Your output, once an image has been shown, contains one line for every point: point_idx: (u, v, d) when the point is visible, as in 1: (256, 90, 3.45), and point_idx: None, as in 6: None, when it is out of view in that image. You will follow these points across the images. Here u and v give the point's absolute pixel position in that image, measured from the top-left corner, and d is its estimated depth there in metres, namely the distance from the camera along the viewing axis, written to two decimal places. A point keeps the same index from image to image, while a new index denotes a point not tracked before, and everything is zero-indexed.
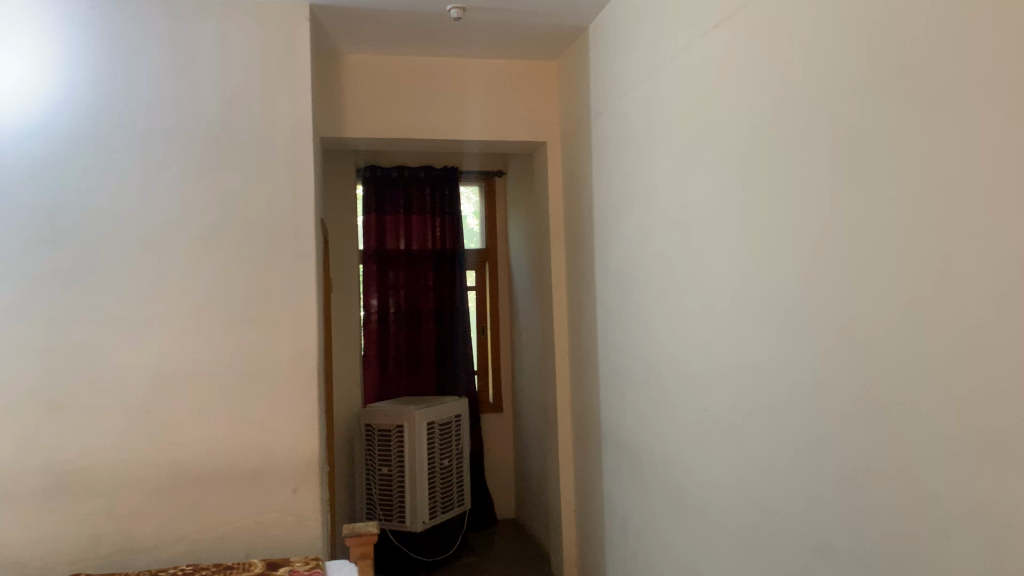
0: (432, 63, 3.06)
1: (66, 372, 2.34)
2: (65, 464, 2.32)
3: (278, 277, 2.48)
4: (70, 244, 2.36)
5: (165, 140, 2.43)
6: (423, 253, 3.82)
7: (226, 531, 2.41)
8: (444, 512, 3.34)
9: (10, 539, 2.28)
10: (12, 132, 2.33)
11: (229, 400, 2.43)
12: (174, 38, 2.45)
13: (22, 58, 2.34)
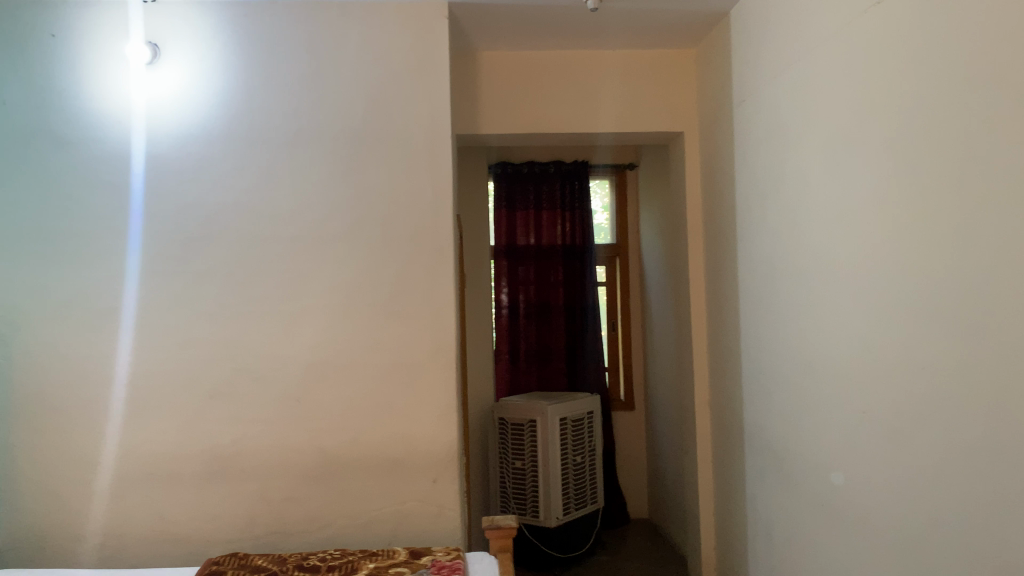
0: (566, 57, 3.04)
1: (224, 360, 2.48)
2: (224, 448, 2.46)
3: (418, 271, 2.53)
4: (227, 241, 2.50)
5: (312, 140, 2.53)
6: (553, 249, 3.81)
7: (371, 519, 2.48)
8: (577, 509, 3.32)
9: (175, 517, 2.44)
10: (179, 137, 2.51)
11: (372, 391, 2.49)
12: (320, 41, 2.54)
13: (188, 67, 2.50)
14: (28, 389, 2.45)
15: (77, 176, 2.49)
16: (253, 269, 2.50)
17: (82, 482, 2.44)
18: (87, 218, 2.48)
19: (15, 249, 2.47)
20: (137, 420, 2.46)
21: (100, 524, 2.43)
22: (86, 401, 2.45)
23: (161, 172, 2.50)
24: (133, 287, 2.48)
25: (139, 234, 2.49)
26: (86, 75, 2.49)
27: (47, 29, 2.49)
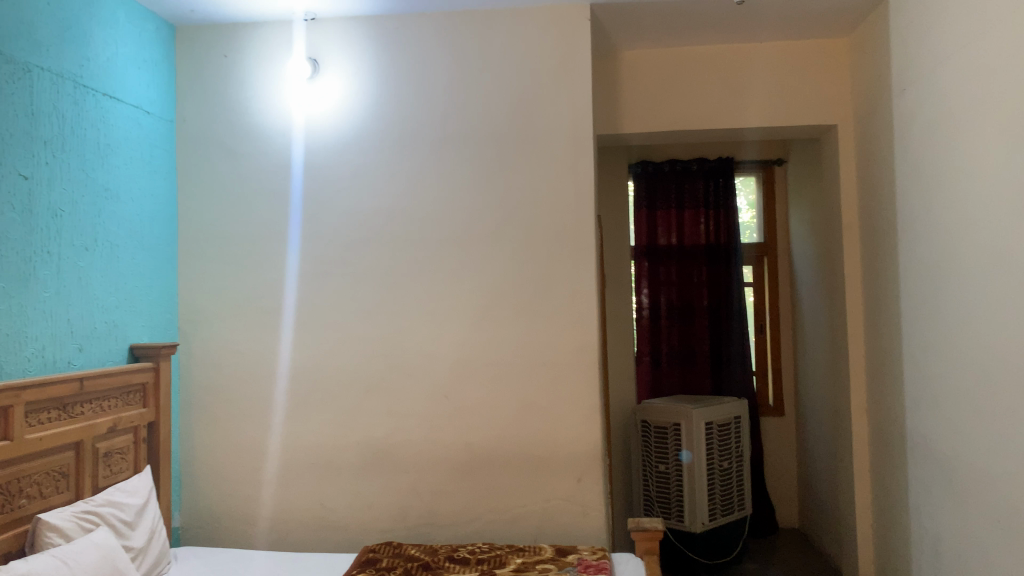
0: (712, 52, 2.97)
1: (379, 358, 2.60)
2: (378, 441, 2.57)
3: (561, 272, 2.54)
4: (380, 244, 2.62)
5: (460, 145, 2.60)
6: (697, 248, 3.72)
7: (517, 515, 2.51)
8: (724, 515, 3.24)
9: (334, 505, 2.58)
10: (333, 146, 2.65)
11: (518, 389, 2.54)
12: (466, 50, 2.61)
13: (345, 80, 2.65)
14: (205, 382, 2.67)
15: (245, 185, 2.69)
16: (405, 271, 2.60)
17: (252, 469, 2.62)
18: (254, 224, 2.68)
19: (191, 253, 2.70)
20: (299, 412, 2.62)
21: (269, 508, 2.61)
22: (256, 394, 2.64)
23: (318, 179, 2.66)
24: (294, 287, 2.65)
25: (299, 237, 2.66)
26: (254, 91, 2.70)
27: (220, 50, 2.72)
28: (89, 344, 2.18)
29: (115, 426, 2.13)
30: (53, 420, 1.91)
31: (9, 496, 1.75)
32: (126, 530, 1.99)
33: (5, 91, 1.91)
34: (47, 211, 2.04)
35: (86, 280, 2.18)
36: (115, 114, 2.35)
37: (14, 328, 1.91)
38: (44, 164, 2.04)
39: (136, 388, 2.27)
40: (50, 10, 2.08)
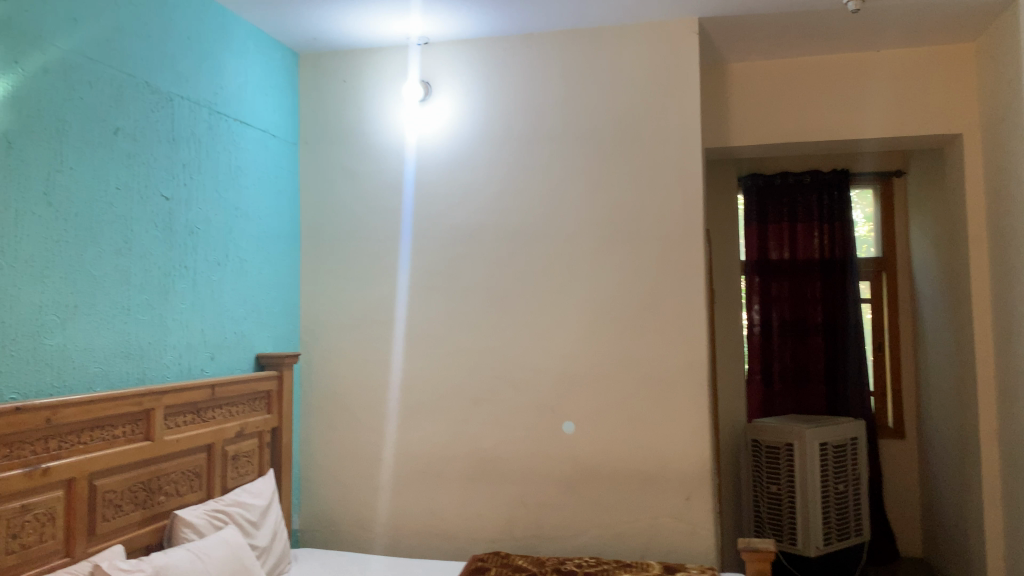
0: (825, 61, 2.90)
1: (487, 370, 2.65)
2: (487, 452, 2.62)
3: (669, 287, 2.53)
4: (489, 258, 2.68)
5: (567, 161, 2.63)
6: (810, 263, 3.62)
7: (624, 530, 2.50)
8: (840, 541, 3.11)
9: (444, 513, 2.64)
10: (444, 165, 2.74)
11: (625, 405, 2.53)
12: (574, 67, 2.65)
13: (456, 101, 2.74)
14: (324, 390, 2.79)
15: (362, 203, 2.82)
16: (512, 285, 2.65)
17: (367, 475, 2.72)
18: (369, 239, 2.80)
19: (312, 267, 2.85)
20: (411, 422, 2.70)
21: (381, 514, 2.70)
22: (370, 403, 2.75)
23: (429, 197, 2.75)
24: (404, 300, 2.75)
25: (412, 251, 2.76)
26: (371, 114, 2.83)
27: (339, 75, 2.86)
28: (220, 352, 2.33)
29: (242, 430, 2.27)
30: (189, 423, 2.05)
31: (151, 492, 1.89)
32: (251, 529, 2.10)
33: (151, 120, 2.08)
34: (185, 229, 2.20)
35: (218, 293, 2.33)
36: (244, 138, 2.51)
37: (155, 337, 2.06)
38: (184, 185, 2.20)
39: (261, 395, 2.42)
40: (189, 44, 2.25)
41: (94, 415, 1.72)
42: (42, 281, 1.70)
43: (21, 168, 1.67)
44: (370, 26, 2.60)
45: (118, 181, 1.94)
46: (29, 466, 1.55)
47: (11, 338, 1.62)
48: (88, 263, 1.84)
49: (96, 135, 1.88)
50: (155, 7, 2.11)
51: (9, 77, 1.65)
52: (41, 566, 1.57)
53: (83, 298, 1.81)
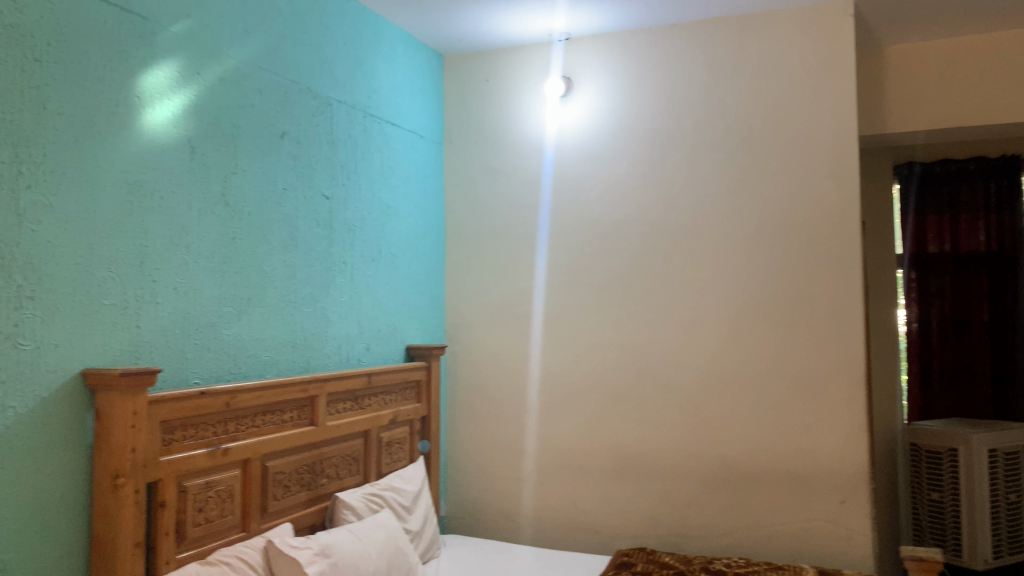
0: (995, 39, 2.69)
1: (630, 365, 2.64)
2: (630, 448, 2.61)
3: (822, 282, 2.42)
4: (631, 252, 2.66)
5: (711, 154, 2.58)
6: (975, 257, 3.36)
7: (773, 532, 2.42)
8: (1011, 554, 2.89)
9: (587, 507, 2.64)
10: (584, 158, 2.75)
11: (774, 403, 2.45)
12: (721, 56, 2.58)
13: (597, 94, 2.74)
14: (469, 382, 2.87)
15: (505, 199, 2.87)
16: (655, 280, 2.62)
17: (510, 466, 2.77)
18: (511, 235, 2.85)
19: (457, 263, 2.93)
20: (553, 415, 2.73)
21: (525, 505, 2.74)
22: (513, 396, 2.80)
23: (570, 192, 2.77)
24: (542, 295, 2.79)
25: (552, 246, 2.78)
26: (513, 111, 2.87)
27: (482, 74, 2.92)
28: (374, 344, 2.44)
29: (395, 418, 2.38)
30: (348, 410, 2.17)
31: (315, 474, 2.01)
32: (405, 514, 2.19)
33: (312, 123, 2.20)
34: (344, 226, 2.31)
35: (371, 287, 2.45)
36: (394, 139, 2.62)
37: (317, 328, 2.18)
38: (342, 185, 2.32)
39: (411, 384, 2.51)
40: (346, 50, 2.36)
41: (265, 401, 1.84)
42: (220, 275, 1.84)
43: (203, 171, 1.80)
44: (513, 24, 2.64)
45: (284, 181, 2.07)
46: (211, 446, 1.68)
47: (195, 328, 1.75)
48: (259, 258, 1.97)
49: (265, 139, 2.01)
50: (316, 17, 2.23)
51: (192, 87, 1.79)
52: (222, 538, 1.70)
53: (255, 291, 1.95)
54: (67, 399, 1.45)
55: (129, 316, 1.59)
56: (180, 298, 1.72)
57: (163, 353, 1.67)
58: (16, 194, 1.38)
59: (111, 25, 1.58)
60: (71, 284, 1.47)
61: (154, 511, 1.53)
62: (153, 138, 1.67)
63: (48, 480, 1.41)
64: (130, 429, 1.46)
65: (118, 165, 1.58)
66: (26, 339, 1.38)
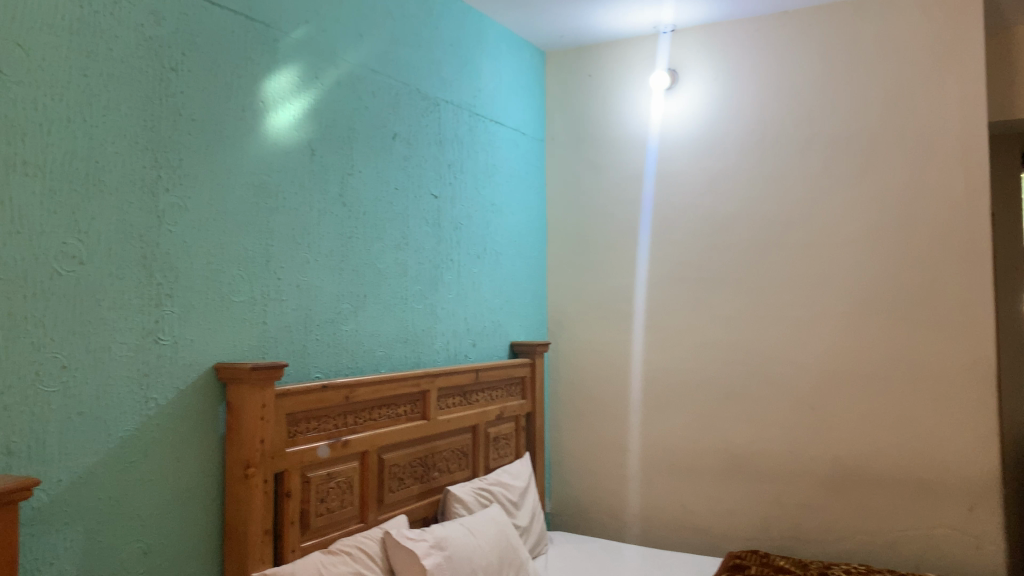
0: None
1: (739, 363, 2.58)
2: (740, 448, 2.55)
3: (947, 277, 2.31)
4: (739, 247, 2.60)
5: (824, 145, 2.49)
6: None
7: (895, 539, 2.32)
8: None
9: (695, 507, 2.60)
10: (690, 152, 2.70)
11: (895, 404, 2.35)
12: (835, 43, 2.49)
13: (703, 87, 2.68)
14: (572, 379, 2.87)
15: (608, 195, 2.85)
16: (764, 277, 2.55)
17: (615, 464, 2.75)
18: (613, 231, 2.83)
19: (560, 259, 2.93)
20: (657, 413, 2.70)
21: (631, 504, 2.71)
22: (618, 393, 2.77)
23: (675, 187, 2.72)
24: (644, 292, 2.76)
25: (657, 242, 2.74)
26: (615, 106, 2.85)
27: (585, 70, 2.91)
28: (480, 340, 2.47)
29: (501, 414, 2.40)
30: (457, 405, 2.20)
31: (427, 468, 2.05)
32: (513, 509, 2.21)
33: (421, 123, 2.24)
34: (451, 224, 2.35)
35: (478, 284, 2.47)
36: (499, 137, 2.64)
37: (427, 324, 2.22)
38: (450, 184, 2.35)
39: (517, 381, 2.53)
40: (453, 50, 2.39)
41: (381, 395, 1.88)
42: (338, 273, 1.89)
43: (321, 172, 1.86)
44: (617, 18, 2.62)
45: (396, 181, 2.12)
46: (331, 438, 1.73)
47: (316, 324, 1.81)
48: (373, 257, 2.02)
49: (378, 140, 2.06)
50: (424, 19, 2.27)
51: (311, 92, 1.84)
52: (342, 528, 1.76)
53: (370, 288, 2.00)
54: (201, 392, 1.52)
55: (256, 312, 1.65)
56: (302, 295, 1.78)
57: (287, 348, 1.73)
58: (156, 197, 1.46)
59: (237, 34, 1.65)
60: (205, 282, 1.54)
61: (281, 501, 1.59)
62: (277, 141, 1.74)
63: (186, 469, 1.48)
64: (260, 421, 1.52)
65: (246, 169, 1.65)
66: (165, 334, 1.46)
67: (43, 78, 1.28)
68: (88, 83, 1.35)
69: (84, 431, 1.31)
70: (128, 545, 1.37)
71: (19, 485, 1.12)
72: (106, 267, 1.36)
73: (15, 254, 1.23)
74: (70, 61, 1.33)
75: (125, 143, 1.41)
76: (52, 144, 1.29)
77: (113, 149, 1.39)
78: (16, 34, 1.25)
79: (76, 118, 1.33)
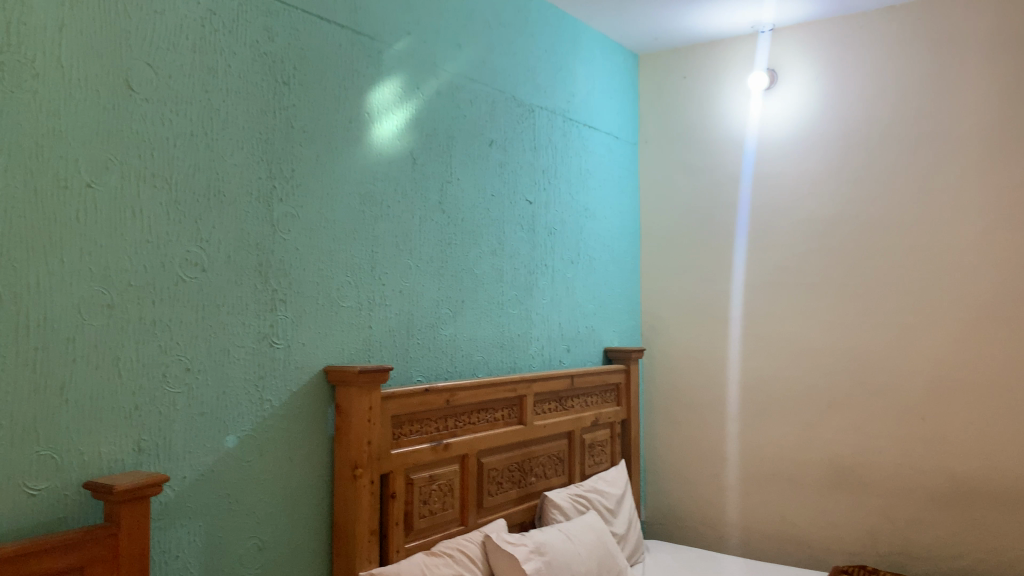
0: None
1: (843, 371, 2.49)
2: (845, 459, 2.46)
3: None
4: (841, 251, 2.51)
5: (934, 144, 2.39)
6: None
7: (1015, 559, 2.19)
8: None
9: (797, 519, 2.52)
10: (789, 154, 2.63)
11: (1015, 416, 2.22)
12: (945, 37, 2.38)
13: (803, 87, 2.61)
14: (667, 386, 2.83)
15: (703, 198, 2.80)
16: (870, 282, 2.46)
17: (712, 473, 2.70)
18: (708, 236, 2.78)
19: (653, 264, 2.90)
20: (756, 422, 2.63)
21: (728, 514, 2.66)
22: (714, 401, 2.72)
23: (773, 189, 2.66)
24: (740, 297, 2.70)
25: (754, 246, 2.68)
26: (711, 108, 2.80)
27: (679, 72, 2.88)
28: (574, 345, 2.47)
29: (597, 420, 2.39)
30: (553, 410, 2.20)
31: (524, 473, 2.06)
32: (610, 516, 2.19)
33: (517, 130, 2.25)
34: (546, 230, 2.35)
35: (572, 289, 2.47)
36: (593, 142, 2.63)
37: (523, 329, 2.23)
38: (544, 189, 2.36)
39: (612, 387, 2.52)
40: (548, 56, 2.40)
41: (480, 399, 1.91)
42: (438, 279, 1.92)
43: (422, 180, 1.90)
44: (714, 19, 2.58)
45: (493, 188, 2.14)
46: (433, 441, 1.76)
47: (417, 329, 1.85)
48: (471, 262, 2.04)
49: (476, 147, 2.09)
50: (520, 26, 2.28)
51: (412, 102, 1.88)
52: (444, 530, 1.78)
53: (468, 293, 2.02)
54: (312, 394, 1.57)
55: (362, 317, 1.70)
56: (405, 301, 1.82)
57: (391, 352, 1.77)
58: (270, 207, 1.51)
59: (345, 47, 1.70)
60: (316, 288, 1.60)
61: (386, 501, 1.63)
62: (381, 151, 1.78)
63: (297, 468, 1.53)
64: (366, 423, 1.56)
65: (352, 178, 1.70)
66: (279, 338, 1.51)
67: (170, 95, 1.35)
68: (209, 98, 1.42)
69: (206, 431, 1.38)
70: (245, 541, 1.43)
71: (150, 481, 1.18)
72: (225, 274, 1.42)
73: (146, 262, 1.30)
74: (194, 78, 1.39)
75: (242, 155, 1.47)
76: (177, 157, 1.36)
77: (232, 160, 1.45)
78: (147, 54, 1.32)
79: (199, 132, 1.40)
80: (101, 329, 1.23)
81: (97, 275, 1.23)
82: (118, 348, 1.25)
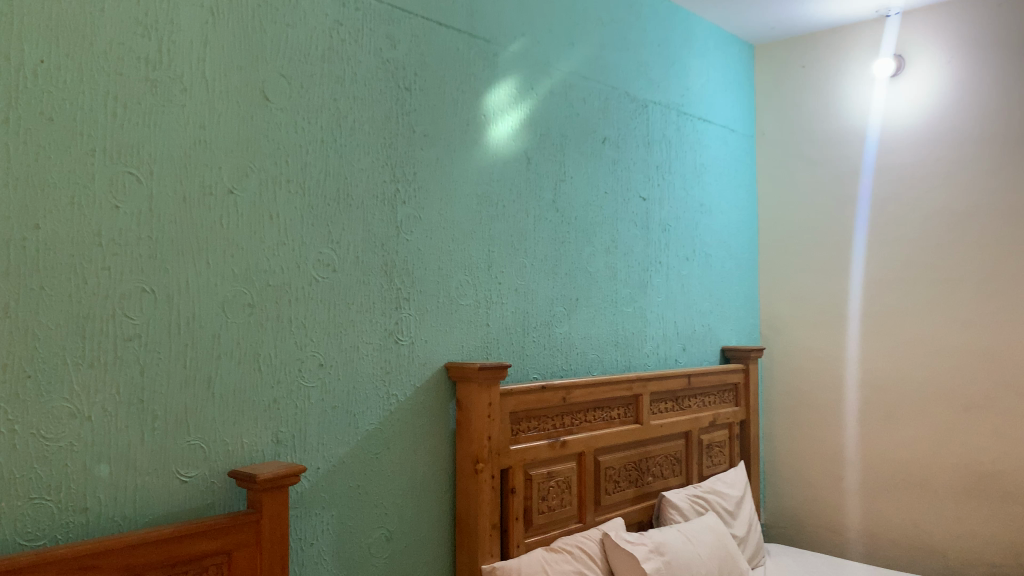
0: None
1: (980, 372, 2.35)
2: (983, 466, 2.32)
3: None
4: (977, 244, 2.37)
5: None
6: None
7: None
8: None
9: (930, 527, 2.39)
10: (917, 143, 2.49)
11: None
12: None
13: (932, 71, 2.47)
14: (786, 386, 2.74)
15: (824, 191, 2.70)
16: (1010, 277, 2.31)
17: (835, 477, 2.60)
18: (828, 231, 2.68)
19: (771, 260, 2.82)
20: (883, 424, 2.52)
21: (854, 519, 2.55)
22: (837, 402, 2.62)
23: (899, 180, 2.53)
24: (865, 294, 2.59)
25: (879, 241, 2.56)
26: (831, 98, 2.70)
27: (798, 62, 2.79)
28: (690, 344, 2.43)
29: (714, 420, 2.35)
30: (670, 409, 2.18)
31: (641, 472, 2.04)
32: (729, 518, 2.14)
33: (630, 126, 2.24)
34: (660, 226, 2.33)
35: (687, 286, 2.44)
36: (707, 136, 2.59)
37: (638, 327, 2.22)
38: (658, 185, 2.33)
39: (729, 387, 2.47)
40: (661, 51, 2.37)
41: (596, 397, 1.91)
42: (553, 278, 1.94)
43: (537, 179, 1.91)
44: (834, 5, 2.48)
45: (606, 185, 2.13)
46: (551, 438, 1.78)
47: (533, 327, 1.87)
48: (585, 260, 2.04)
49: (590, 146, 2.09)
50: (633, 22, 2.27)
51: (527, 102, 1.90)
52: (562, 527, 1.79)
53: (583, 291, 2.03)
54: (435, 390, 1.61)
55: (480, 315, 1.73)
56: (521, 299, 1.84)
57: (508, 350, 1.80)
58: (394, 209, 1.56)
59: (463, 51, 1.74)
60: (437, 287, 1.64)
61: (506, 497, 1.65)
62: (497, 151, 1.81)
63: (422, 462, 1.58)
64: (487, 419, 1.59)
65: (470, 179, 1.73)
66: (403, 336, 1.56)
67: (302, 104, 1.42)
68: (337, 106, 1.48)
69: (338, 423, 1.44)
70: (374, 531, 1.48)
71: (290, 471, 1.24)
72: (354, 274, 1.48)
73: (281, 263, 1.37)
74: (323, 86, 1.46)
75: (368, 159, 1.52)
76: (309, 162, 1.43)
77: (359, 165, 1.51)
78: (281, 65, 1.39)
79: (328, 138, 1.46)
80: (243, 326, 1.31)
81: (239, 275, 1.31)
82: (258, 345, 1.33)
